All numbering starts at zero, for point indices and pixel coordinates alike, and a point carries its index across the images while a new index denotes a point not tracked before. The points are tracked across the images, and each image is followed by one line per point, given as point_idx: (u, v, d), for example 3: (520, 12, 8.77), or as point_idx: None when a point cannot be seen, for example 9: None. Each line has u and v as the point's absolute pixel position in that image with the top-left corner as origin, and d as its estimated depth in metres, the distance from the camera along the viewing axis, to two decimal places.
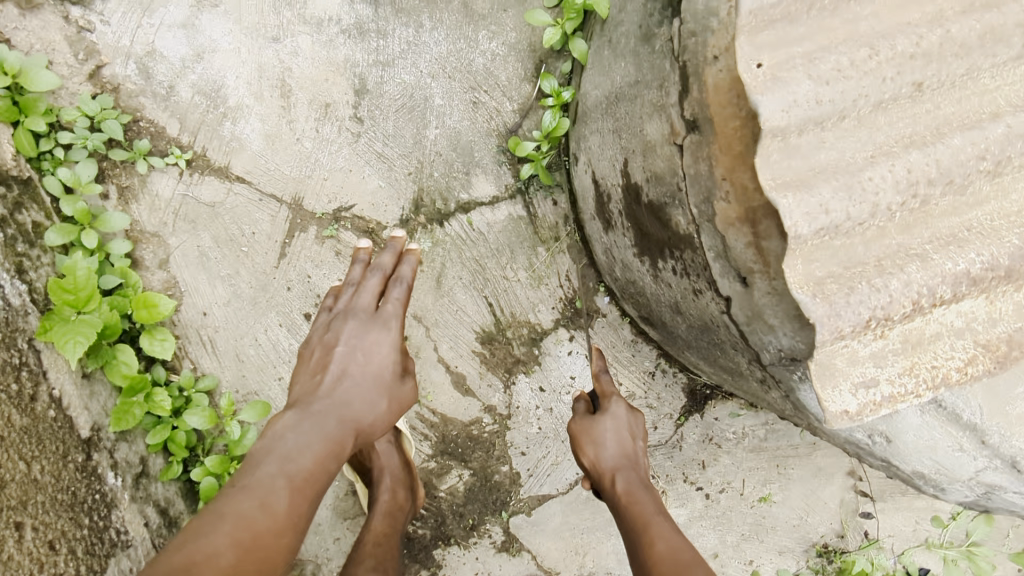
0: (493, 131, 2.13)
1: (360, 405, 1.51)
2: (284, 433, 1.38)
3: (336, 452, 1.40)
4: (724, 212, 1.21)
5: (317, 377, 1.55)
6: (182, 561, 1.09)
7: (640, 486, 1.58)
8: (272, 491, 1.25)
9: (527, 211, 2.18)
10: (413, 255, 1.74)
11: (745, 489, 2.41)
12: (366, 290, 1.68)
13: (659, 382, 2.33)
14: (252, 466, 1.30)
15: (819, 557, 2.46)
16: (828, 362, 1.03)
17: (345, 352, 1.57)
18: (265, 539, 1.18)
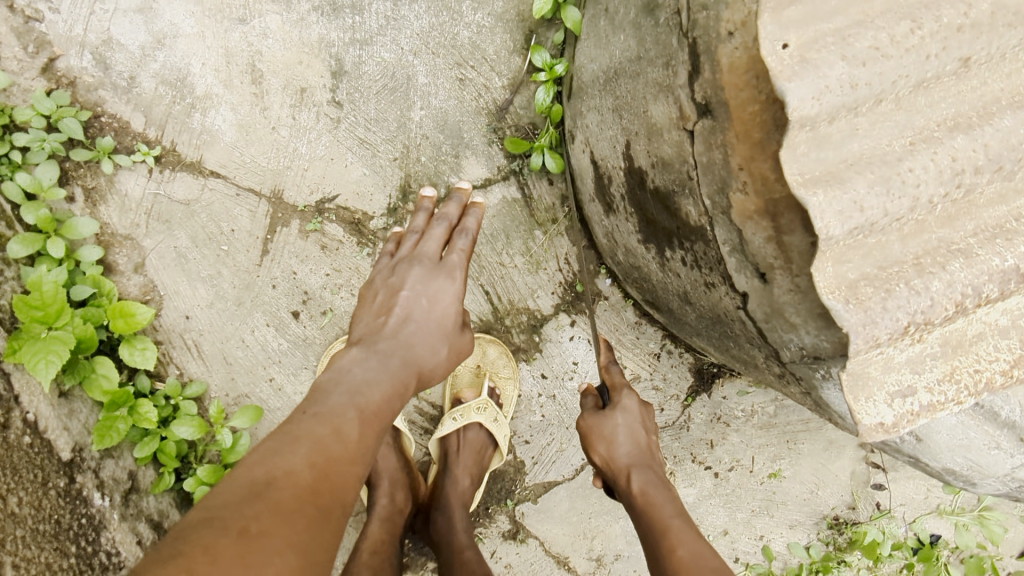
0: (482, 110, 1.99)
1: (423, 351, 1.40)
2: (350, 371, 1.26)
3: (400, 396, 1.29)
4: (741, 204, 1.10)
5: (379, 320, 1.43)
6: (261, 475, 0.96)
7: (658, 483, 1.51)
8: (343, 421, 1.13)
9: (522, 192, 2.07)
10: (478, 207, 1.61)
11: (755, 466, 2.36)
12: (431, 237, 1.55)
13: (665, 363, 2.26)
14: (321, 397, 1.18)
15: (830, 529, 2.42)
16: (861, 371, 0.94)
17: (409, 296, 1.45)
18: (340, 465, 1.05)
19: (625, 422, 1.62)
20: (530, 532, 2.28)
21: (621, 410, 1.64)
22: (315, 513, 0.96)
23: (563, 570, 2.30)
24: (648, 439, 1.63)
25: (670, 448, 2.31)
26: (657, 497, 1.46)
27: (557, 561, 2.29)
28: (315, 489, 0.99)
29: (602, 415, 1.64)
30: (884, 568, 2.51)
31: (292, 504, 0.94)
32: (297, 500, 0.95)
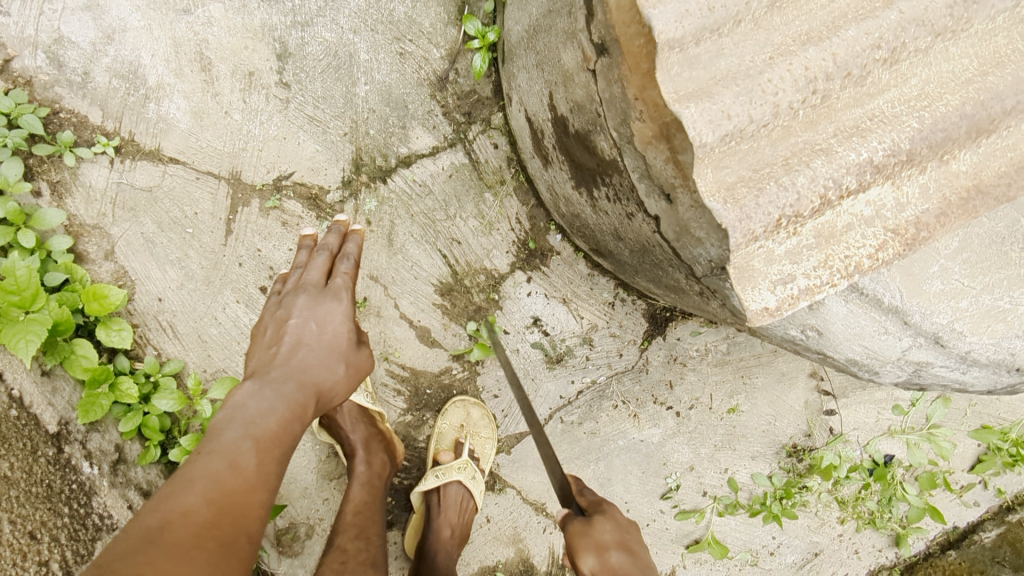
0: (424, 81, 2.10)
1: (319, 371, 1.56)
2: (247, 402, 1.40)
3: (299, 415, 1.45)
4: (642, 130, 1.22)
5: (272, 350, 1.58)
6: (156, 521, 1.11)
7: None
8: (239, 451, 1.28)
9: (470, 158, 2.16)
10: (357, 234, 1.85)
11: (714, 403, 2.50)
12: (315, 268, 1.76)
13: (620, 311, 2.37)
14: (217, 432, 1.32)
15: (790, 457, 2.60)
16: (746, 264, 1.08)
17: (299, 324, 1.62)
18: (236, 496, 1.21)
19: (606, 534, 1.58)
20: (508, 482, 2.43)
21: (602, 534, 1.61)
22: (215, 548, 1.13)
23: (541, 516, 2.46)
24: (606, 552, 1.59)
25: (631, 391, 2.43)
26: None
27: (535, 508, 2.45)
28: (211, 523, 1.15)
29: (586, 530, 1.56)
30: (844, 491, 2.69)
31: (188, 541, 1.11)
32: (193, 539, 1.11)
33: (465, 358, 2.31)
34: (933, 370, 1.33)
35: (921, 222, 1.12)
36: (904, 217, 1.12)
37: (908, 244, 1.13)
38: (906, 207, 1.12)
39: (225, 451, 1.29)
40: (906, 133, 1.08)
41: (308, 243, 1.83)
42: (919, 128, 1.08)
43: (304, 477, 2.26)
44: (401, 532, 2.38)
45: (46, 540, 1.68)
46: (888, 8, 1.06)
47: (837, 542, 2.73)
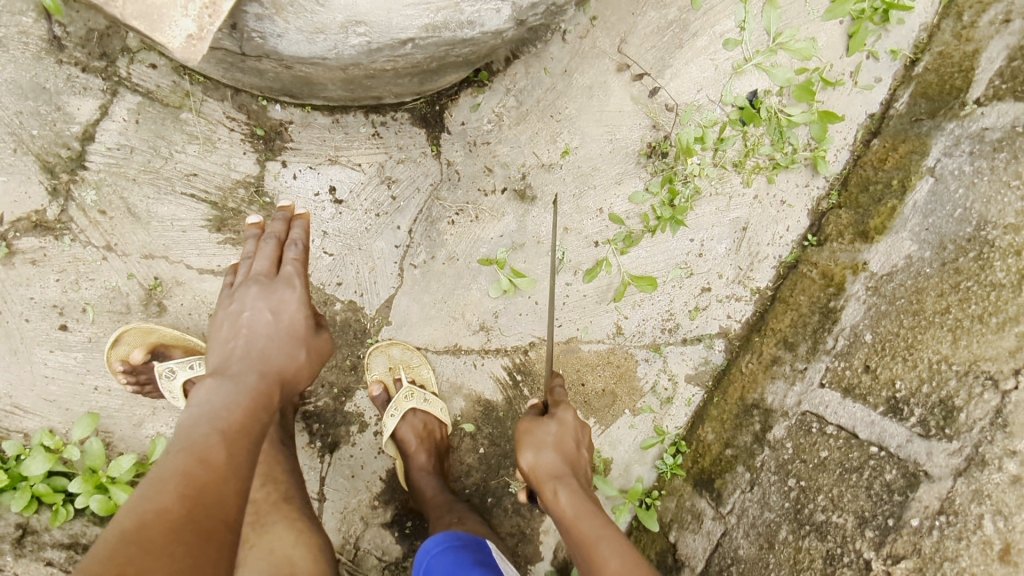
0: (40, 53, 1.96)
1: (280, 359, 1.69)
2: (209, 398, 1.44)
3: (263, 404, 1.50)
4: None
5: (231, 344, 1.68)
6: (132, 522, 1.05)
7: (579, 492, 1.67)
8: (207, 447, 1.27)
9: (140, 92, 2.03)
10: (300, 220, 1.93)
11: (544, 158, 2.33)
12: (263, 258, 1.86)
13: (390, 134, 2.22)
14: (184, 430, 1.32)
15: (652, 159, 2.41)
16: (157, 13, 1.37)
17: (252, 315, 1.73)
18: (210, 489, 1.18)
19: (550, 443, 1.78)
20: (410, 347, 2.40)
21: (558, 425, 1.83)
22: (194, 540, 1.07)
23: (464, 356, 2.46)
24: (541, 438, 1.78)
25: (456, 199, 2.31)
26: (586, 510, 1.63)
27: (452, 352, 2.45)
28: (188, 517, 1.10)
29: (541, 424, 1.83)
30: (732, 154, 2.45)
31: (167, 535, 1.05)
32: (171, 533, 1.06)
33: None
34: None
35: None
36: None
37: None
38: None
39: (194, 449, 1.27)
40: None
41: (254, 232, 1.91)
42: None
43: None
44: (350, 444, 2.41)
45: None
46: None
47: (758, 205, 2.51)
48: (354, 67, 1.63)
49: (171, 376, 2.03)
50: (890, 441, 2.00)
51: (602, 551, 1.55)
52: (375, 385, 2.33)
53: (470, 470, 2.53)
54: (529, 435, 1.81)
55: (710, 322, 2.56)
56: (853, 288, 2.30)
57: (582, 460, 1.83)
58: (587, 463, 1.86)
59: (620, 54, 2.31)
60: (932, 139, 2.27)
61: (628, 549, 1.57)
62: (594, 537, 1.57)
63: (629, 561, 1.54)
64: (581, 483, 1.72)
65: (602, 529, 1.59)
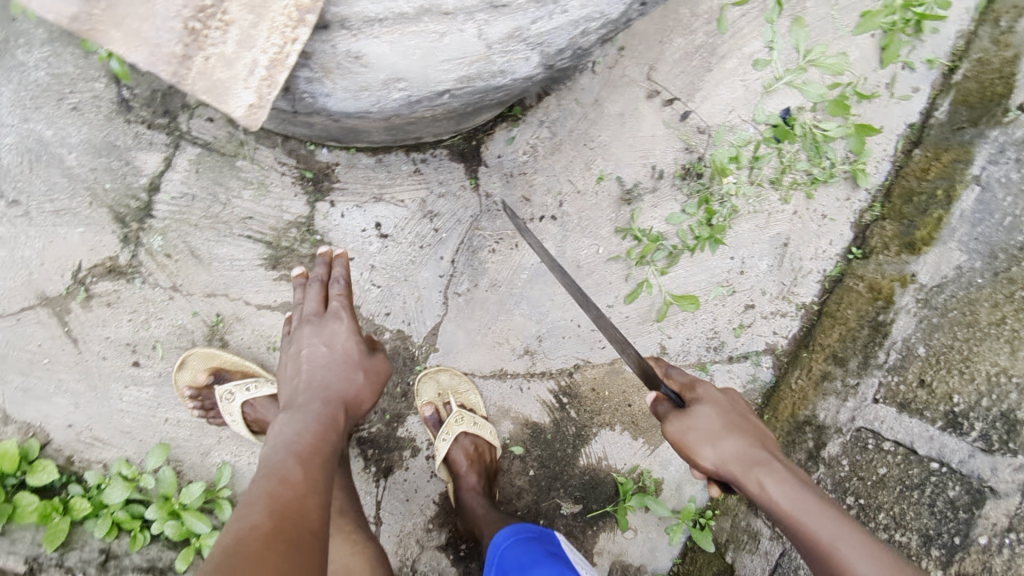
0: (111, 115, 2.14)
1: (340, 383, 1.83)
2: (283, 429, 1.63)
3: (330, 426, 1.68)
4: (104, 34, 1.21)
5: (294, 377, 1.85)
6: (229, 539, 1.24)
7: (799, 485, 1.51)
8: (285, 468, 1.47)
9: (199, 144, 2.19)
10: (340, 258, 2.04)
11: (580, 185, 2.39)
12: (312, 299, 2.01)
13: (431, 170, 2.33)
14: (268, 458, 1.53)
15: (688, 180, 2.43)
16: (216, 82, 1.26)
17: (309, 350, 1.88)
18: (293, 503, 1.38)
19: (715, 421, 1.62)
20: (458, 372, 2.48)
21: (709, 406, 1.66)
22: (283, 547, 1.24)
23: (510, 380, 2.52)
24: (706, 429, 1.61)
25: (497, 229, 2.38)
26: (808, 503, 1.47)
27: (498, 377, 2.52)
28: (277, 529, 1.28)
29: (694, 414, 1.63)
30: (769, 172, 2.46)
31: (263, 544, 1.23)
32: (267, 541, 1.24)
33: None
34: (531, 26, 1.39)
35: None
36: None
37: None
38: None
39: (275, 472, 1.48)
40: None
41: (302, 279, 2.06)
42: None
43: None
44: (403, 468, 2.50)
45: None
46: None
47: (799, 220, 2.49)
48: (397, 114, 1.61)
49: (230, 399, 2.16)
50: (951, 456, 1.95)
51: (843, 548, 1.39)
52: (426, 407, 2.41)
53: (522, 491, 2.56)
54: (681, 427, 1.64)
55: (755, 340, 2.53)
56: (901, 301, 2.25)
57: (750, 424, 1.67)
58: (763, 426, 1.70)
59: (649, 81, 2.36)
60: (975, 148, 2.26)
61: (864, 539, 1.41)
62: (762, 491, 1.50)
63: (875, 554, 1.38)
64: (784, 463, 1.56)
65: (835, 526, 1.42)
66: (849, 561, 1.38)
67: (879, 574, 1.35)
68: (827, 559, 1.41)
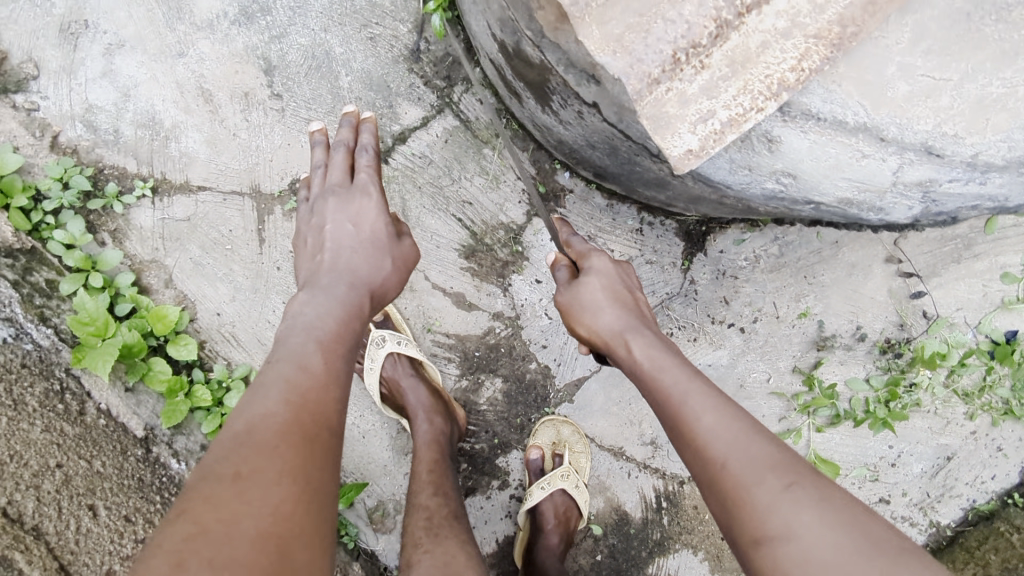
0: (399, 58, 2.15)
1: (369, 270, 1.71)
2: (304, 310, 1.51)
3: (354, 313, 1.55)
4: (545, 19, 1.21)
5: (318, 258, 1.72)
6: (241, 425, 1.13)
7: (654, 345, 1.59)
8: (305, 354, 1.34)
9: (460, 119, 2.20)
10: (369, 122, 1.94)
11: (780, 312, 2.33)
12: (337, 166, 1.88)
13: (651, 236, 2.28)
14: (284, 340, 1.40)
15: (885, 355, 2.34)
16: (660, 112, 1.05)
17: (335, 226, 1.76)
18: (314, 392, 1.25)
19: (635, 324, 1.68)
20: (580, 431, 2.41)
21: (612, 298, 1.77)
22: (301, 442, 1.14)
23: (622, 460, 2.44)
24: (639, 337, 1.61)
25: (685, 316, 2.32)
26: (691, 386, 1.41)
27: (612, 453, 2.44)
28: (293, 422, 1.16)
29: (585, 286, 1.79)
30: (965, 382, 2.34)
31: (278, 438, 1.12)
32: (280, 435, 1.12)
33: (505, 316, 2.34)
34: (942, 187, 1.37)
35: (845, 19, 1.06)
36: (825, 18, 1.06)
37: (836, 44, 1.06)
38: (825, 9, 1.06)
39: (294, 357, 1.34)
40: None
41: (321, 138, 1.93)
42: None
43: (382, 455, 2.39)
44: (485, 496, 2.41)
45: (143, 522, 1.84)
46: None
47: (972, 441, 2.37)
48: (742, 200, 1.57)
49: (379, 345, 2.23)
50: None
51: (734, 473, 1.23)
52: (534, 450, 2.33)
53: (580, 571, 2.43)
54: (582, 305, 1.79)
55: None
56: None
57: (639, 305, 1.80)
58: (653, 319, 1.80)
59: (895, 246, 2.29)
60: None
61: (716, 398, 1.37)
62: (678, 395, 1.40)
63: (755, 437, 1.27)
64: (656, 336, 1.65)
65: (752, 438, 1.27)
66: (724, 456, 1.25)
67: (769, 490, 1.18)
68: (715, 478, 1.26)
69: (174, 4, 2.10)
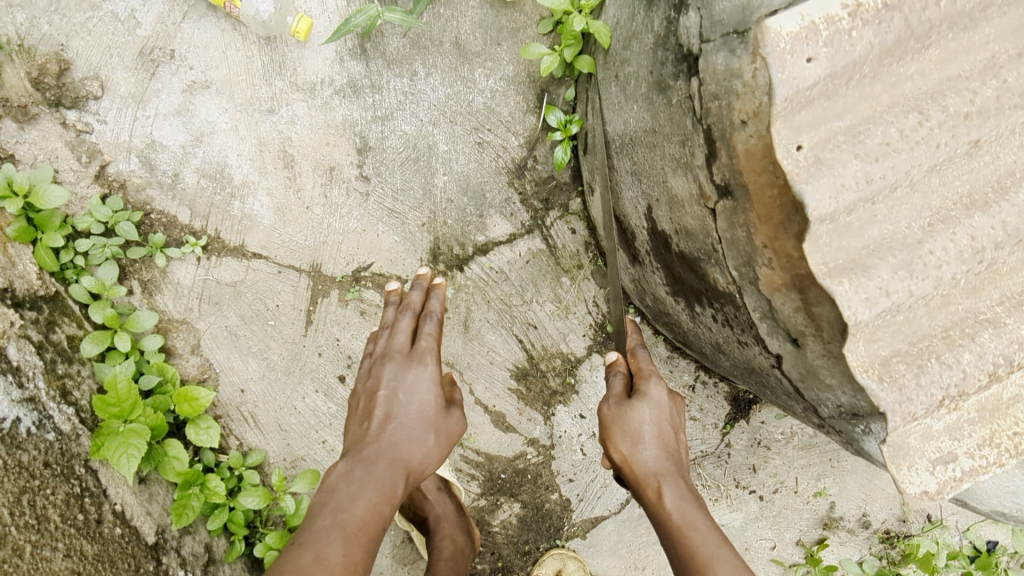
0: (502, 169, 2.04)
1: (410, 446, 1.50)
2: (337, 486, 1.40)
3: (389, 497, 1.41)
4: (768, 277, 1.16)
5: (364, 425, 1.55)
6: None
7: (690, 497, 1.43)
8: (327, 542, 1.28)
9: (547, 243, 2.12)
10: (440, 289, 1.80)
11: (800, 486, 2.38)
12: (400, 330, 1.71)
13: (701, 394, 2.31)
14: (309, 521, 1.34)
15: (882, 543, 2.45)
16: (902, 442, 0.98)
17: (387, 395, 1.57)
18: None
19: (661, 446, 1.49)
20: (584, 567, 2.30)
21: (651, 408, 1.53)
22: None
23: None
24: (654, 462, 1.47)
25: (713, 476, 2.35)
26: (696, 519, 1.39)
27: None
28: None
29: (633, 413, 1.53)
30: None
31: None
32: None
33: (541, 443, 2.25)
34: None
35: None
36: None
37: None
38: None
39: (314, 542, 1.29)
40: None
41: (394, 299, 1.78)
42: None
43: (378, 561, 2.25)
44: None
45: None
46: None
47: None
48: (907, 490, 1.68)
49: None
50: None
51: None
52: None
53: None
54: (618, 422, 1.55)
55: None
56: None
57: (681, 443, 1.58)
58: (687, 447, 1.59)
59: None
60: None
61: (746, 572, 1.29)
62: (707, 556, 1.32)
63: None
64: (688, 481, 1.47)
65: None
66: None
67: None
68: None
69: (277, 57, 1.89)
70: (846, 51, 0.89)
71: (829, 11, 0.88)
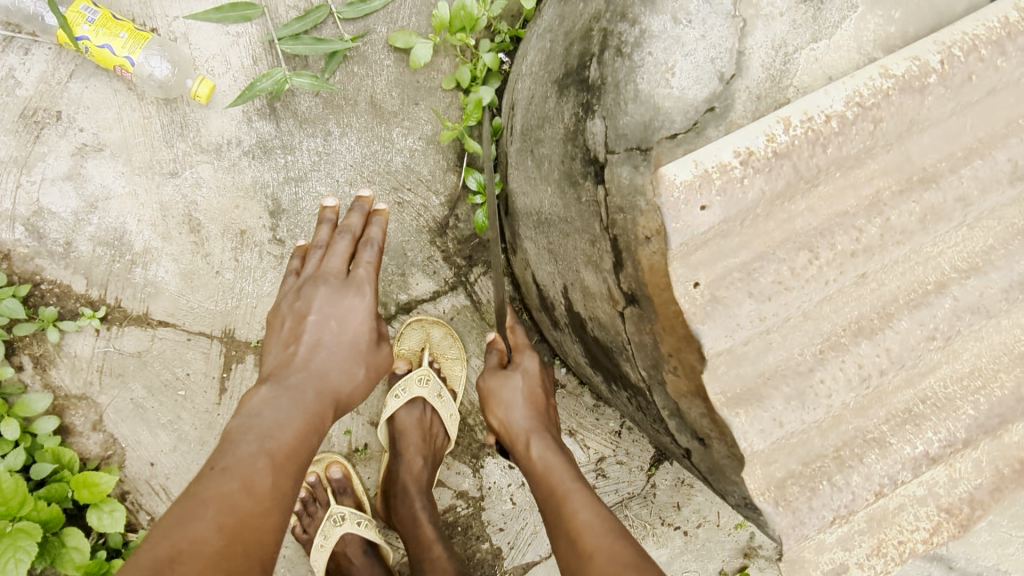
0: (423, 228, 2.00)
1: (338, 376, 1.39)
2: (260, 408, 1.25)
3: (317, 426, 1.29)
4: (675, 382, 1.17)
5: (290, 348, 1.39)
6: (165, 551, 0.96)
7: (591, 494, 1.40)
8: (254, 470, 1.13)
9: (472, 299, 2.06)
10: (382, 215, 1.56)
11: (720, 519, 2.43)
12: (335, 252, 1.50)
13: (626, 439, 2.37)
14: (229, 446, 1.17)
15: None
16: (799, 557, 1.01)
17: (318, 321, 1.41)
18: (251, 522, 1.06)
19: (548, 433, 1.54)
20: None
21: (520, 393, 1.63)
22: None
23: None
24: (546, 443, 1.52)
25: (639, 516, 2.39)
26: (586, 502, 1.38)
27: None
28: (223, 554, 1.00)
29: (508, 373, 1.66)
30: None
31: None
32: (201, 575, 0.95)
33: (469, 496, 2.16)
34: None
35: (975, 499, 1.08)
36: (958, 494, 1.08)
37: (964, 524, 1.08)
38: (960, 483, 1.09)
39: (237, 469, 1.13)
40: (960, 421, 1.05)
41: (329, 217, 1.54)
42: (975, 416, 1.06)
43: None
44: None
45: None
46: (941, 293, 1.03)
47: None
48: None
49: (337, 522, 1.97)
50: None
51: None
52: None
53: None
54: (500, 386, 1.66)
55: None
56: None
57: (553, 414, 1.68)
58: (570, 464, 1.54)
59: None
60: None
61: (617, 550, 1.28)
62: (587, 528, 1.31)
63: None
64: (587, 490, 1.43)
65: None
66: None
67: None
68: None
69: (179, 118, 1.81)
70: (739, 198, 0.91)
71: (721, 159, 0.90)
